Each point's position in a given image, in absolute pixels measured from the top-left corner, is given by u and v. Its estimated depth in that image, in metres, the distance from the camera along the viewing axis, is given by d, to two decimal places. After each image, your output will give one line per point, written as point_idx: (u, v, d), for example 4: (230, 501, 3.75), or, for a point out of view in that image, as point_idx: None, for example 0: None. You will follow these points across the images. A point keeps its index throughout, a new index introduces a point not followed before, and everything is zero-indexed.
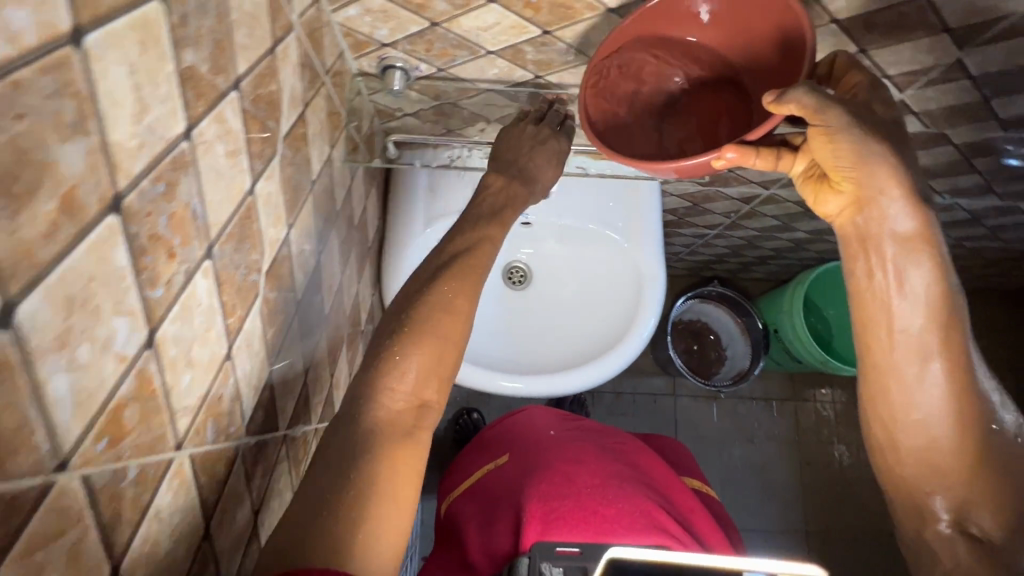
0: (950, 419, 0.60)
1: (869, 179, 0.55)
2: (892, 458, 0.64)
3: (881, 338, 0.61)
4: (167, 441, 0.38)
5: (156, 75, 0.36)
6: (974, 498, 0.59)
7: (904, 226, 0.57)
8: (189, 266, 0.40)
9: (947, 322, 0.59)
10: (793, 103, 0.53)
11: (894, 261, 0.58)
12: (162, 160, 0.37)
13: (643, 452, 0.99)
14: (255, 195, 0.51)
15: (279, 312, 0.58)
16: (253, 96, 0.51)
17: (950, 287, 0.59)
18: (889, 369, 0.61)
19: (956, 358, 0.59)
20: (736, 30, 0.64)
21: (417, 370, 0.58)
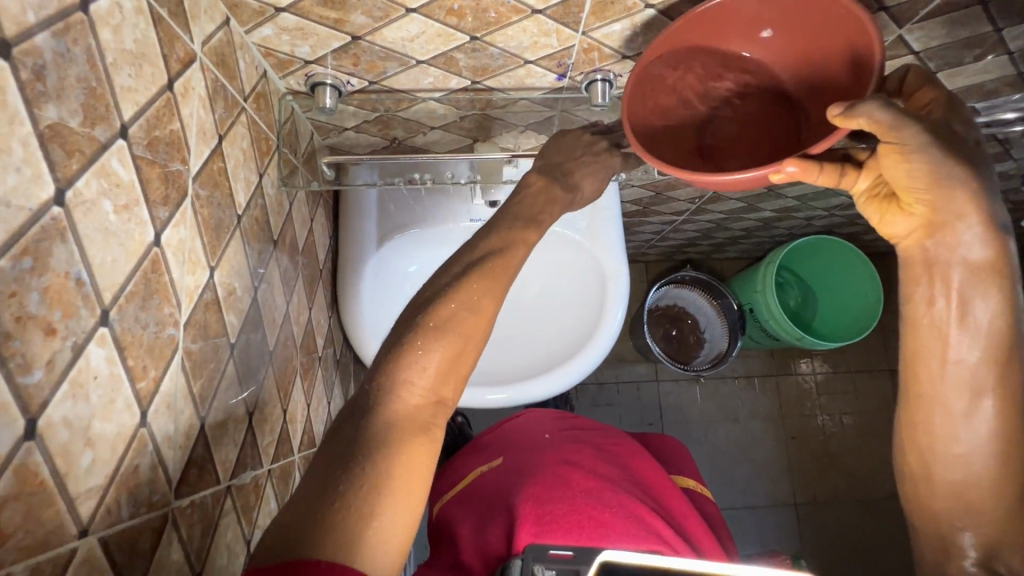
0: (992, 457, 0.58)
1: (947, 202, 0.53)
2: (925, 487, 0.62)
3: (933, 368, 0.58)
4: (66, 529, 0.36)
5: (5, 141, 0.33)
6: (1004, 534, 0.58)
7: (977, 255, 0.54)
8: (77, 338, 0.37)
9: (1003, 360, 0.56)
10: (863, 116, 0.49)
11: (960, 289, 0.55)
12: (27, 233, 0.34)
13: (640, 458, 0.97)
14: (162, 246, 0.48)
15: (208, 362, 0.55)
16: (148, 139, 0.47)
17: (1017, 324, 0.56)
18: (934, 399, 0.59)
19: (1009, 396, 0.57)
20: (802, 49, 0.62)
21: (429, 375, 0.54)
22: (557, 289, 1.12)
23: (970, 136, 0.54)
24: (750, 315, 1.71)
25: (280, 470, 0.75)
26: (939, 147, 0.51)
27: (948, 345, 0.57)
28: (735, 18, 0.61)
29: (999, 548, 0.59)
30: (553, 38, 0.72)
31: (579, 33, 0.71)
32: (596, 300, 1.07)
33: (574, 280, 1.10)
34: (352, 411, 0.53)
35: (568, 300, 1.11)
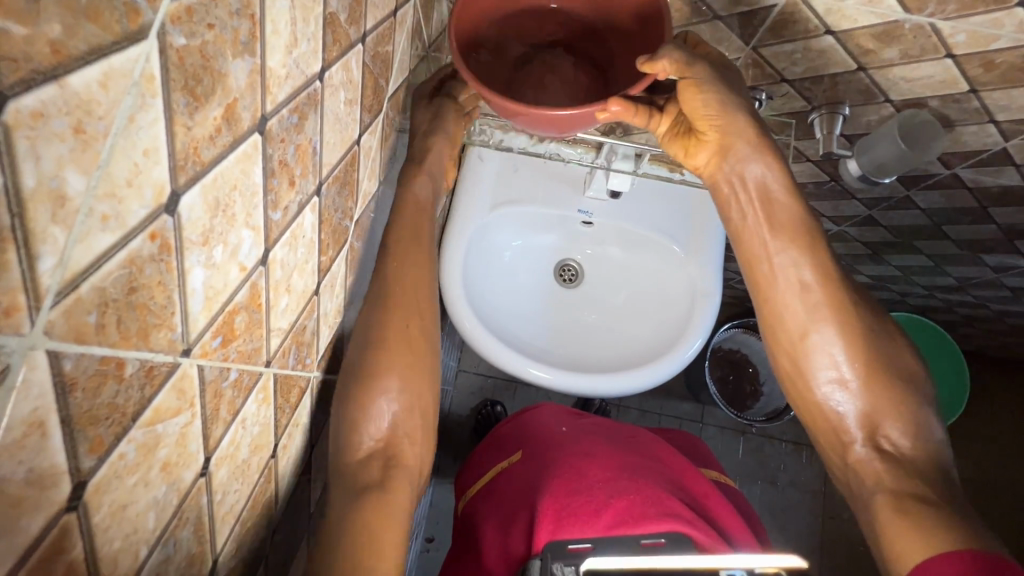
0: (841, 342, 0.61)
1: (732, 125, 0.62)
2: (805, 391, 0.62)
3: (764, 273, 0.64)
4: (261, 354, 0.40)
5: (309, 14, 0.38)
6: (882, 412, 0.58)
7: (758, 158, 0.63)
8: (302, 198, 0.43)
9: (809, 245, 0.63)
10: (664, 59, 0.56)
11: (755, 184, 0.64)
12: (300, 94, 0.40)
13: (657, 443, 0.84)
14: (360, 146, 0.54)
15: (359, 263, 0.61)
16: (373, 52, 0.53)
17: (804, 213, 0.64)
18: (777, 304, 0.64)
19: (832, 290, 0.62)
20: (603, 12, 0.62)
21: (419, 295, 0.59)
22: (643, 300, 1.12)
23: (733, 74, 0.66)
24: None
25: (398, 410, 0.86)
26: (721, 84, 0.61)
27: (778, 240, 0.64)
28: None
29: (887, 428, 0.58)
30: (722, 48, 0.77)
31: (750, 45, 0.76)
32: (681, 318, 1.05)
33: (662, 292, 1.10)
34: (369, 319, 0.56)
35: (651, 311, 1.11)
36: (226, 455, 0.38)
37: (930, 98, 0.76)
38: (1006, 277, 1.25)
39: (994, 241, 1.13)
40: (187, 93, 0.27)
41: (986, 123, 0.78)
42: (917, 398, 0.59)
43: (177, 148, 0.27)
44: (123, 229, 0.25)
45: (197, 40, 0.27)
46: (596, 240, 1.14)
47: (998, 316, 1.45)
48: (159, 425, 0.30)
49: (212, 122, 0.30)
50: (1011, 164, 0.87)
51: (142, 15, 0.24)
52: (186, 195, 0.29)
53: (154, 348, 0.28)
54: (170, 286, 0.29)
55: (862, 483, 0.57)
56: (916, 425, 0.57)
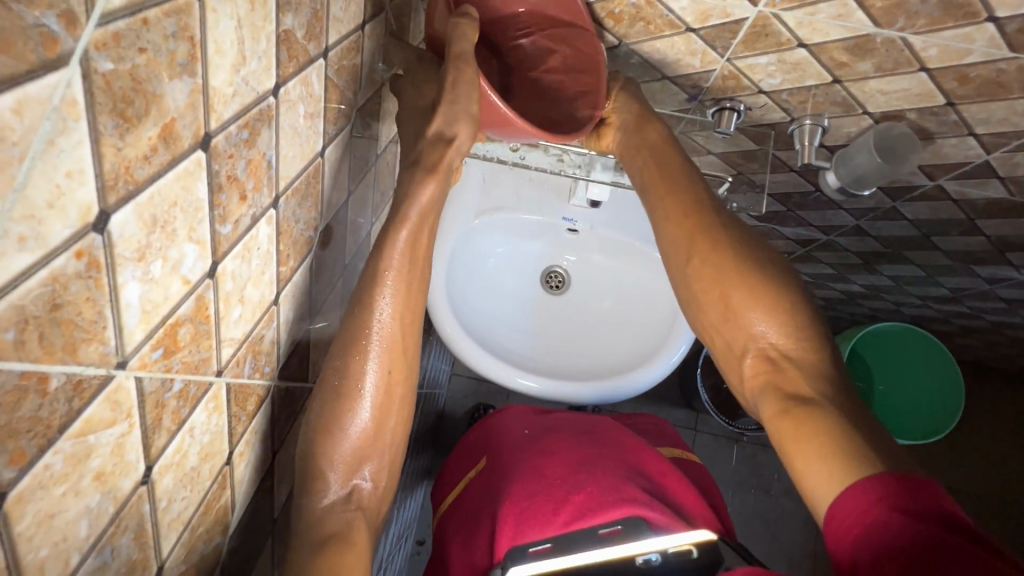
0: (719, 261, 0.62)
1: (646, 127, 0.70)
2: (698, 317, 0.64)
3: (654, 211, 0.68)
4: (211, 364, 0.41)
5: (258, 33, 0.39)
6: (768, 321, 0.59)
7: (656, 131, 0.70)
8: (256, 210, 0.44)
9: (683, 178, 0.67)
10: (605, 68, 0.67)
11: (648, 145, 0.70)
12: (250, 110, 0.40)
13: (618, 430, 0.84)
14: (324, 158, 0.55)
15: (325, 273, 0.61)
16: (338, 66, 0.54)
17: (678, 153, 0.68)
18: (665, 241, 0.66)
19: (705, 214, 0.64)
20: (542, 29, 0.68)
21: (396, 305, 0.58)
22: (627, 304, 1.12)
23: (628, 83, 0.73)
24: None
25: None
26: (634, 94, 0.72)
27: (662, 181, 0.67)
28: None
29: (755, 324, 0.59)
30: (697, 59, 0.77)
31: (724, 58, 0.76)
32: (665, 325, 1.05)
33: (646, 300, 1.10)
34: (344, 333, 0.57)
35: (635, 318, 1.11)
36: (172, 463, 0.39)
37: (907, 111, 0.75)
38: (1000, 288, 1.24)
39: (984, 253, 1.12)
40: (116, 116, 0.28)
41: (966, 136, 0.78)
42: (799, 303, 0.60)
43: (106, 168, 0.28)
44: (44, 249, 0.25)
45: (125, 64, 0.28)
46: (581, 246, 1.14)
47: (994, 327, 1.43)
48: (92, 436, 0.31)
49: (146, 142, 0.31)
50: (996, 176, 0.86)
51: (61, 43, 0.24)
52: (117, 214, 0.29)
53: (83, 361, 0.29)
54: (101, 302, 0.30)
55: (755, 399, 0.59)
56: (800, 327, 0.58)
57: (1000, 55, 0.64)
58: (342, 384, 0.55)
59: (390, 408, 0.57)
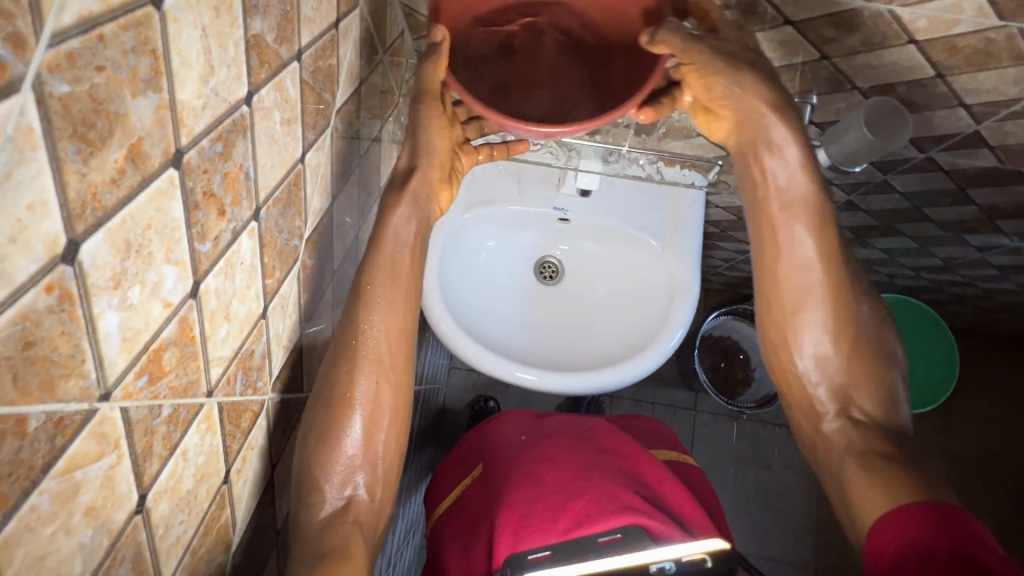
0: (828, 312, 0.60)
1: (741, 107, 0.58)
2: (786, 357, 0.62)
3: (772, 239, 0.61)
4: (200, 386, 0.40)
5: (225, 40, 0.38)
6: (855, 381, 0.60)
7: (780, 136, 0.58)
8: (236, 225, 0.42)
9: (820, 215, 0.60)
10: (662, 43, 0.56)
11: (769, 162, 0.59)
12: (222, 122, 0.39)
13: (615, 434, 0.83)
14: (305, 164, 0.53)
15: (315, 280, 0.60)
16: (313, 68, 0.52)
17: (819, 186, 0.60)
18: (771, 274, 0.62)
19: (830, 259, 0.60)
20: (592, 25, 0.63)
21: (388, 321, 0.58)
22: (622, 292, 1.12)
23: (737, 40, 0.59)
24: None
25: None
26: (730, 67, 0.57)
27: (786, 208, 0.60)
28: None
29: (839, 376, 0.60)
30: None
31: None
32: (660, 312, 1.04)
33: (640, 289, 1.10)
34: (336, 341, 0.57)
35: (629, 310, 1.10)
36: (166, 488, 0.38)
37: (896, 84, 0.75)
38: (992, 256, 1.24)
39: (976, 222, 1.12)
40: (77, 140, 0.27)
41: (956, 106, 0.77)
42: (892, 370, 0.60)
43: (71, 197, 0.27)
44: (10, 287, 0.24)
45: (83, 85, 0.27)
46: (573, 236, 1.13)
47: (987, 294, 1.44)
48: (79, 472, 0.30)
49: (113, 165, 0.29)
50: (986, 146, 0.86)
51: (10, 69, 0.23)
52: (87, 242, 0.28)
53: (62, 398, 0.28)
54: (78, 336, 0.29)
55: (829, 449, 0.59)
56: (887, 392, 0.60)
57: (989, 24, 0.63)
58: (337, 398, 0.55)
59: (383, 423, 0.57)
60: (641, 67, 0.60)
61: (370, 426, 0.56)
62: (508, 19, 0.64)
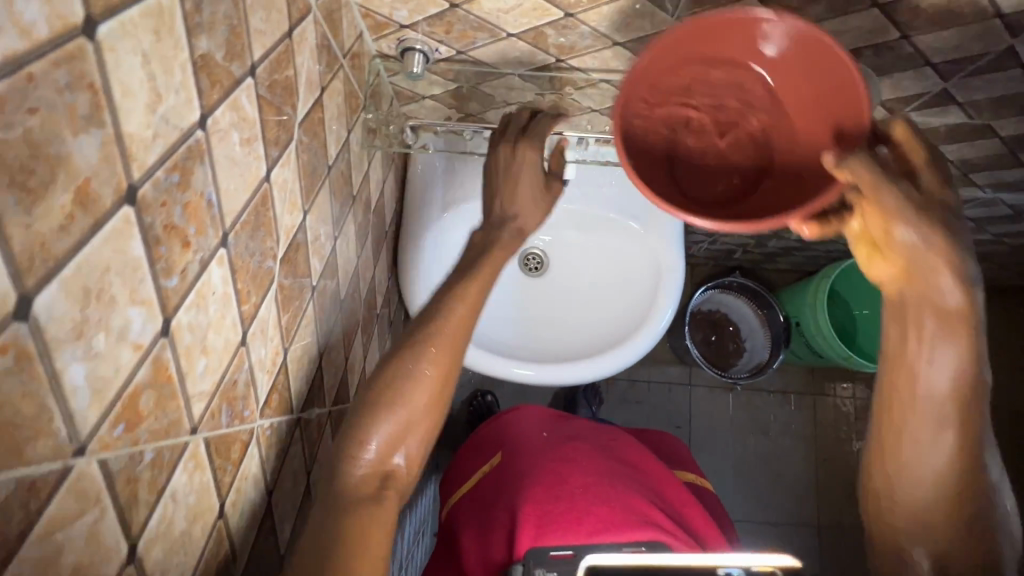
0: (952, 475, 0.50)
1: (921, 263, 0.47)
2: (883, 506, 0.54)
3: (901, 399, 0.51)
4: (183, 425, 0.39)
5: (171, 64, 0.36)
6: (956, 556, 0.50)
7: (950, 301, 0.47)
8: (203, 254, 0.41)
9: (971, 393, 0.49)
10: (848, 171, 0.47)
11: (931, 337, 0.48)
12: (176, 151, 0.37)
13: (638, 450, 0.85)
14: (271, 182, 0.52)
15: (295, 299, 0.58)
16: (269, 82, 0.50)
17: (980, 378, 0.49)
18: (896, 427, 0.52)
19: (971, 433, 0.49)
20: (794, 107, 0.54)
21: (463, 310, 0.59)
22: (609, 277, 1.11)
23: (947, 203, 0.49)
24: (797, 328, 1.60)
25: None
26: (914, 212, 0.47)
27: (928, 375, 0.49)
28: (743, 36, 0.52)
29: (939, 552, 0.51)
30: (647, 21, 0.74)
31: (674, 18, 0.72)
32: (648, 294, 1.05)
33: (627, 272, 1.10)
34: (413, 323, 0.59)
35: (618, 294, 1.10)
36: (158, 533, 0.37)
37: (863, 49, 0.74)
38: (966, 208, 1.27)
39: (950, 177, 1.13)
40: (15, 189, 0.25)
41: (922, 66, 0.77)
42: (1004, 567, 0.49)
43: (17, 251, 0.25)
44: None
45: (15, 129, 0.25)
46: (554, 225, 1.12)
47: (964, 246, 1.47)
48: (59, 533, 0.29)
49: (60, 211, 0.28)
50: (955, 103, 0.86)
51: None
52: (41, 295, 0.27)
53: (32, 460, 0.27)
54: (42, 394, 0.27)
55: None
56: None
57: None
58: (400, 373, 0.55)
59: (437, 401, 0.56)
60: (813, 178, 0.52)
61: (427, 410, 0.55)
62: (685, 76, 0.55)
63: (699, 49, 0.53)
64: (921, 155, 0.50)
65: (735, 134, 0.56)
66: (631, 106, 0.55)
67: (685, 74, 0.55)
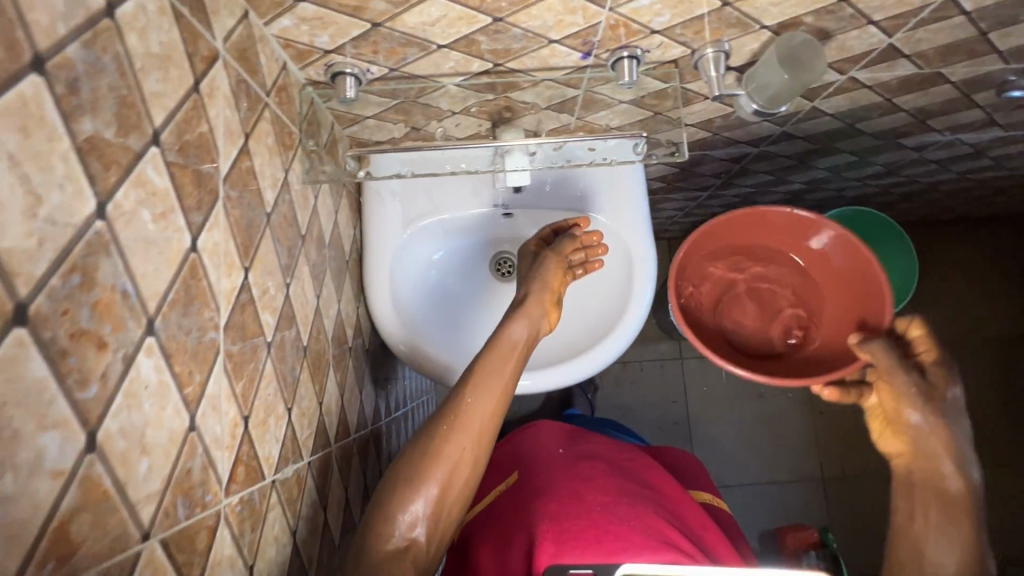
0: None
1: (927, 453, 0.67)
2: None
3: (916, 547, 0.64)
4: (130, 535, 0.37)
5: (48, 159, 0.33)
6: None
7: (953, 485, 0.65)
8: (126, 350, 0.38)
9: (972, 556, 0.62)
10: (867, 350, 0.72)
11: (938, 519, 0.64)
12: (73, 250, 0.34)
13: (655, 472, 0.87)
14: (199, 251, 0.49)
15: (248, 363, 0.56)
16: (179, 145, 0.47)
17: (979, 557, 0.62)
18: (911, 568, 0.64)
19: None
20: (839, 308, 0.85)
21: (485, 403, 0.73)
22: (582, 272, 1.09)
23: (954, 405, 0.69)
24: None
25: (339, 453, 0.84)
26: (920, 407, 0.68)
27: (939, 531, 0.63)
28: (789, 229, 0.86)
29: None
30: (579, 15, 0.70)
31: (606, 9, 0.69)
32: (624, 283, 1.04)
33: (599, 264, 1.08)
34: (443, 408, 0.73)
35: (595, 287, 1.09)
36: None
37: (803, 16, 0.72)
38: (928, 152, 1.27)
39: (908, 126, 1.13)
40: None
41: (865, 25, 0.75)
42: None
43: None
44: None
45: None
46: (519, 228, 1.10)
47: (930, 186, 1.50)
48: None
49: None
50: (903, 56, 0.85)
51: None
52: None
53: None
54: None
55: None
56: None
57: None
58: (428, 458, 0.68)
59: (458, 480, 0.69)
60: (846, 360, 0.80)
61: (441, 491, 0.67)
62: (749, 264, 0.89)
63: (758, 237, 0.88)
64: (940, 373, 0.70)
65: (777, 308, 0.87)
66: (696, 263, 0.88)
67: (742, 245, 0.89)
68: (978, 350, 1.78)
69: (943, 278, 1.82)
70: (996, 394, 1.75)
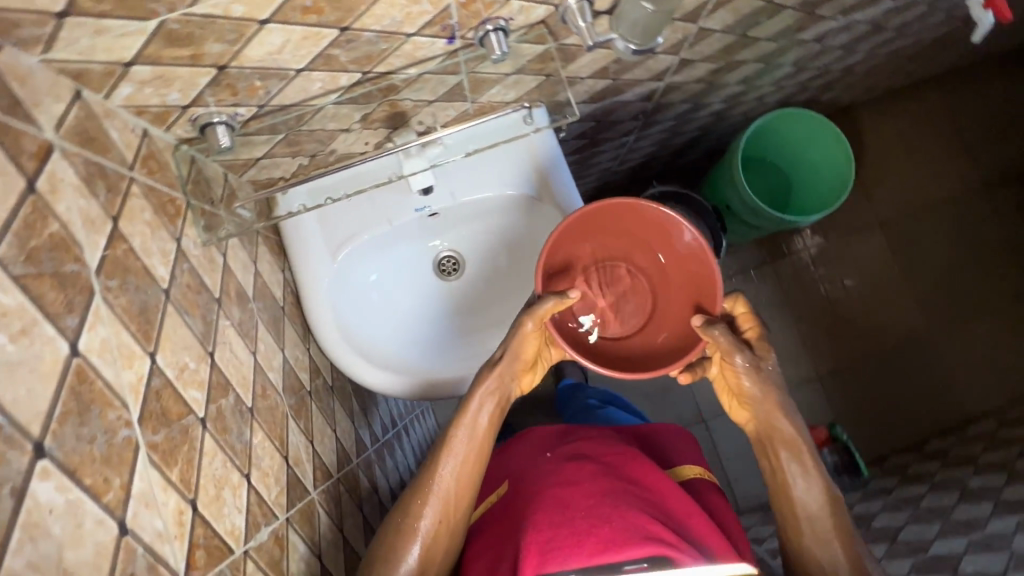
0: (839, 548, 0.75)
1: (766, 411, 0.78)
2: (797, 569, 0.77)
3: (789, 499, 0.77)
4: None
5: None
6: None
7: (792, 431, 0.77)
8: (13, 485, 0.37)
9: (827, 489, 0.76)
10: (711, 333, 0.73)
11: (790, 463, 0.77)
12: None
13: (642, 464, 0.83)
14: (84, 353, 0.47)
15: (182, 444, 0.55)
16: (26, 253, 0.45)
17: (831, 492, 0.77)
18: (791, 517, 0.77)
19: (841, 521, 0.76)
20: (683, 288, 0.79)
21: (455, 466, 0.78)
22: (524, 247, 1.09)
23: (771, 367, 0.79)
24: (727, 211, 1.60)
25: (322, 497, 0.82)
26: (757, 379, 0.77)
27: (801, 479, 0.77)
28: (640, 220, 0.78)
29: None
30: (426, 3, 0.68)
31: None
32: None
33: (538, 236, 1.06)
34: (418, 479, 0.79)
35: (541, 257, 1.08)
36: None
37: None
38: (829, 41, 1.27)
39: (801, 21, 1.12)
40: None
41: None
42: None
43: None
44: None
45: None
46: (448, 225, 1.08)
47: (845, 70, 1.50)
48: None
49: None
50: None
51: None
52: None
53: None
54: None
55: None
56: None
57: None
58: (406, 531, 0.76)
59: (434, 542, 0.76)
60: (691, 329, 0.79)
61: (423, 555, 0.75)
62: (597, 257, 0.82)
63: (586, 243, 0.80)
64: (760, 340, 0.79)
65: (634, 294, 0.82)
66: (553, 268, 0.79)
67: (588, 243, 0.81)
68: (934, 212, 1.82)
69: (885, 153, 1.85)
70: (963, 249, 1.80)
